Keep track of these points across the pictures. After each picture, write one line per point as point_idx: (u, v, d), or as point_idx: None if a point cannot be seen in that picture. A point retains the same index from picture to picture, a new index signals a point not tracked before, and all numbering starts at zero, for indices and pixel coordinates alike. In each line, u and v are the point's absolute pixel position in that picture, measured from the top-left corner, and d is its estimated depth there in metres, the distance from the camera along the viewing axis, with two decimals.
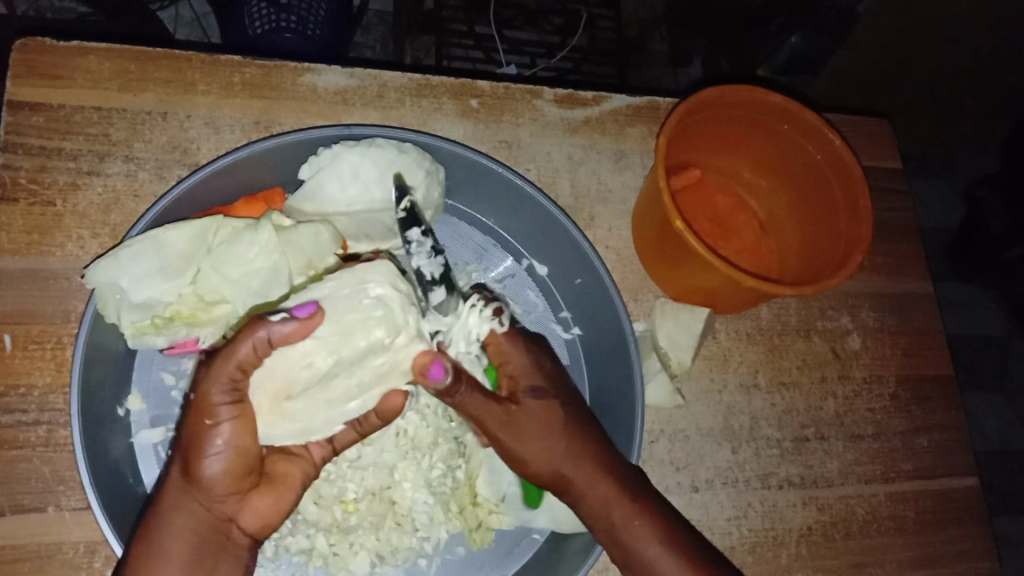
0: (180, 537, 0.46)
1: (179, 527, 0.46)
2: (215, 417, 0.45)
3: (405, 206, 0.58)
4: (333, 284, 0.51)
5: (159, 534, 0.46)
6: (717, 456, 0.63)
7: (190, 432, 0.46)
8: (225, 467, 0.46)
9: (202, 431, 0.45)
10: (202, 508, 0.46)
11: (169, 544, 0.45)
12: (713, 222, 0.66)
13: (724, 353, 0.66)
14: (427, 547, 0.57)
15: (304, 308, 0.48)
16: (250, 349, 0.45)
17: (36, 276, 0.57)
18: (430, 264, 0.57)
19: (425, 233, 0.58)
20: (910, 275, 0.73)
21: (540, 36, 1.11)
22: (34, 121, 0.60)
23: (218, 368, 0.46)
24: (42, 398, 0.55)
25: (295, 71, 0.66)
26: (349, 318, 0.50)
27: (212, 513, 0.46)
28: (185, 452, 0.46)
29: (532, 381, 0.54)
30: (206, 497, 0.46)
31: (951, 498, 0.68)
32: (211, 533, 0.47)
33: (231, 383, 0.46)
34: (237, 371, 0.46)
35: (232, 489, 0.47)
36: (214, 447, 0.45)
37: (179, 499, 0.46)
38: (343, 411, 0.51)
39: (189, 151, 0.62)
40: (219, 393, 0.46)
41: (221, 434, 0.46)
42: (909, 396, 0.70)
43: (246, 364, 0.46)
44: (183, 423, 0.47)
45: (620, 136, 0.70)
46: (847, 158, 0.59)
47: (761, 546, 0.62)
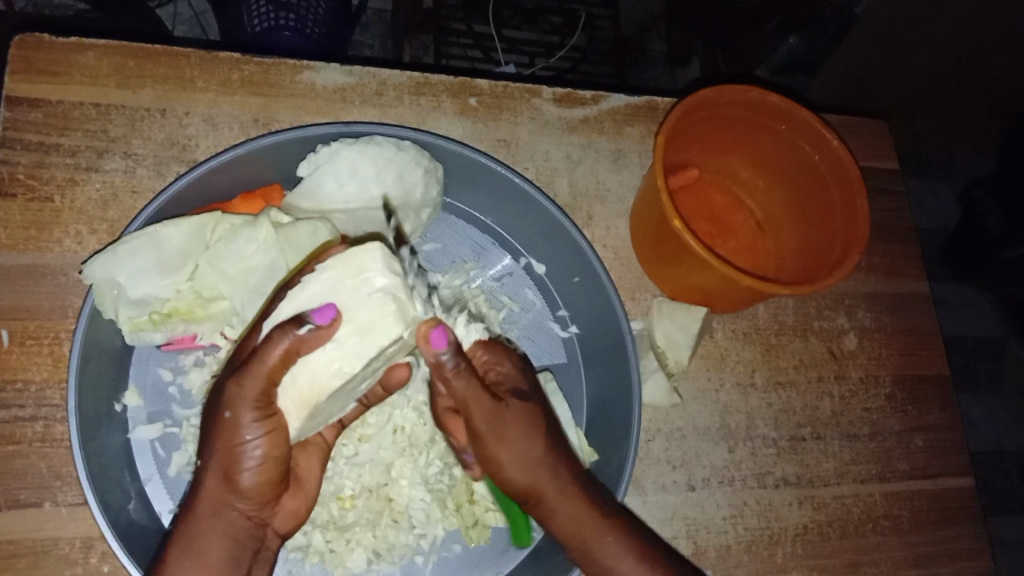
0: (220, 545, 0.47)
1: (219, 535, 0.47)
2: (252, 433, 0.46)
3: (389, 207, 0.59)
4: (328, 276, 0.48)
5: (196, 543, 0.47)
6: (714, 455, 0.64)
7: (225, 446, 0.46)
8: (262, 476, 0.48)
9: (241, 445, 0.46)
10: (238, 515, 0.48)
11: (209, 554, 0.47)
12: (710, 221, 0.66)
13: (722, 352, 0.67)
14: (423, 544, 0.57)
15: (326, 313, 0.46)
16: (277, 357, 0.45)
17: (33, 271, 0.57)
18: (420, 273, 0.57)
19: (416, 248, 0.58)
20: (907, 276, 0.74)
21: (539, 35, 1.11)
22: (32, 117, 0.60)
23: (251, 384, 0.45)
24: (39, 393, 0.55)
25: (294, 68, 0.66)
26: (361, 317, 0.48)
27: (249, 520, 0.48)
28: (221, 465, 0.47)
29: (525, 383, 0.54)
30: (244, 504, 0.48)
31: (946, 497, 0.68)
32: (249, 538, 0.48)
33: (263, 397, 0.46)
34: (268, 385, 0.46)
35: (267, 496, 0.49)
36: (253, 460, 0.47)
37: (217, 506, 0.47)
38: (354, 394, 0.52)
39: (188, 148, 0.62)
40: (254, 410, 0.46)
41: (260, 449, 0.47)
42: (905, 397, 0.70)
43: (274, 373, 0.45)
44: (209, 436, 0.47)
45: (619, 135, 0.71)
46: (844, 158, 0.59)
47: (757, 545, 0.62)
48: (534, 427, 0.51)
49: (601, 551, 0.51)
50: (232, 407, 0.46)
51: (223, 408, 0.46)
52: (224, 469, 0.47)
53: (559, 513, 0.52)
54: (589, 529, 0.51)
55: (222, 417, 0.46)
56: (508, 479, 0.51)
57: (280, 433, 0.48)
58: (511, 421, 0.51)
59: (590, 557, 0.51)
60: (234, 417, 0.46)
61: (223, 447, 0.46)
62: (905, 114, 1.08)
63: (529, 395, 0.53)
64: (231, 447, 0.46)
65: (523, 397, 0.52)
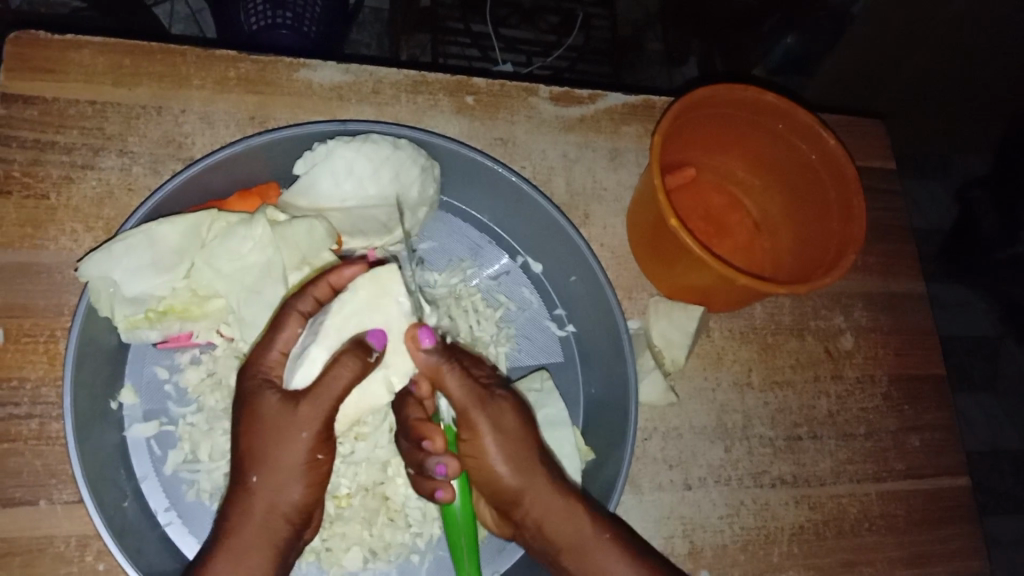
0: (263, 558, 0.47)
1: (263, 549, 0.47)
2: (310, 451, 0.47)
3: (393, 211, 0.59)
4: (363, 298, 0.52)
5: (241, 555, 0.47)
6: (710, 454, 0.64)
7: (285, 464, 0.47)
8: (311, 491, 0.48)
9: (300, 460, 0.47)
10: (282, 527, 0.48)
11: (254, 563, 0.47)
12: (707, 220, 0.66)
13: (718, 352, 0.67)
14: (420, 543, 0.57)
15: (379, 338, 0.51)
16: (351, 382, 0.48)
17: (28, 269, 0.57)
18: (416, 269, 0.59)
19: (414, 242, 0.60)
20: (903, 275, 0.74)
21: (535, 35, 1.11)
22: (28, 114, 0.60)
23: (322, 407, 0.47)
24: (35, 391, 0.55)
25: (291, 66, 0.65)
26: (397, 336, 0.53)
27: (291, 531, 0.49)
28: (275, 480, 0.47)
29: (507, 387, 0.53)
30: (291, 516, 0.48)
31: (942, 497, 0.68)
32: (287, 550, 0.49)
33: (327, 418, 0.47)
34: (334, 404, 0.47)
35: (309, 508, 0.49)
36: (305, 475, 0.48)
37: (266, 522, 0.47)
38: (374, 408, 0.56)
39: (184, 146, 0.62)
40: (319, 428, 0.47)
41: (312, 464, 0.48)
42: (901, 396, 0.70)
43: (342, 395, 0.48)
44: (256, 450, 0.47)
45: (616, 134, 0.71)
46: (840, 157, 0.59)
47: (753, 544, 0.62)
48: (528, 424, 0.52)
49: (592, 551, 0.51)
50: (303, 426, 0.47)
51: (286, 424, 0.47)
52: (277, 482, 0.47)
53: (546, 517, 0.51)
54: (587, 531, 0.51)
55: (289, 435, 0.46)
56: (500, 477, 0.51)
57: (328, 448, 0.49)
58: (504, 412, 0.51)
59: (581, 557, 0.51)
60: (305, 438, 0.47)
61: (281, 464, 0.47)
62: (901, 113, 1.09)
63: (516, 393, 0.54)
64: (292, 466, 0.47)
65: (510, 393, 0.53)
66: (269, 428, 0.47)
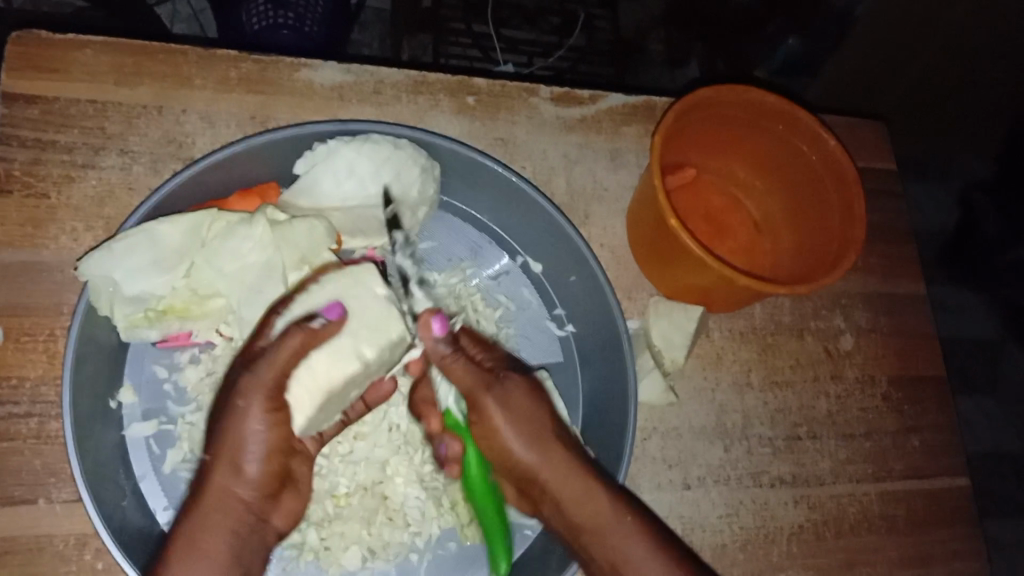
0: (221, 537, 0.50)
1: (222, 528, 0.50)
2: (261, 424, 0.50)
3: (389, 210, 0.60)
4: (336, 284, 0.52)
5: (201, 534, 0.50)
6: (710, 454, 0.64)
7: (233, 439, 0.50)
8: (266, 470, 0.51)
9: (251, 434, 0.50)
10: (242, 506, 0.51)
11: (207, 541, 0.50)
12: (707, 221, 0.66)
13: (718, 352, 0.67)
14: (419, 542, 0.57)
15: (335, 309, 0.51)
16: (292, 350, 0.49)
17: (29, 268, 0.57)
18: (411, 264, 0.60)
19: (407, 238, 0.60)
20: (903, 276, 0.74)
21: (537, 35, 1.11)
22: (29, 114, 0.60)
23: (264, 375, 0.49)
24: (35, 389, 0.55)
25: (292, 66, 0.66)
26: (368, 314, 0.52)
27: (251, 511, 0.51)
28: (226, 456, 0.50)
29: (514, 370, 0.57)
30: (246, 493, 0.51)
31: (942, 497, 0.68)
32: (249, 531, 0.51)
33: (273, 390, 0.50)
34: (279, 375, 0.50)
35: (269, 488, 0.52)
36: (259, 451, 0.51)
37: (222, 501, 0.51)
38: (346, 400, 0.54)
39: (185, 145, 0.62)
40: (263, 400, 0.50)
41: (266, 441, 0.51)
42: (901, 397, 0.70)
43: (285, 365, 0.49)
44: (218, 429, 0.51)
45: (616, 134, 0.71)
46: (840, 158, 0.59)
47: (752, 544, 0.62)
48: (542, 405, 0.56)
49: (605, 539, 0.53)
50: (244, 400, 0.50)
51: (236, 399, 0.50)
52: (230, 458, 0.50)
53: (562, 498, 0.54)
54: (607, 509, 0.53)
55: (233, 409, 0.50)
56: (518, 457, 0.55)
57: (286, 427, 0.52)
58: (512, 393, 0.55)
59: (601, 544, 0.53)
60: (246, 411, 0.50)
61: (233, 439, 0.50)
62: (903, 114, 1.09)
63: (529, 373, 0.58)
64: (241, 442, 0.50)
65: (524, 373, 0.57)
66: (226, 407, 0.51)
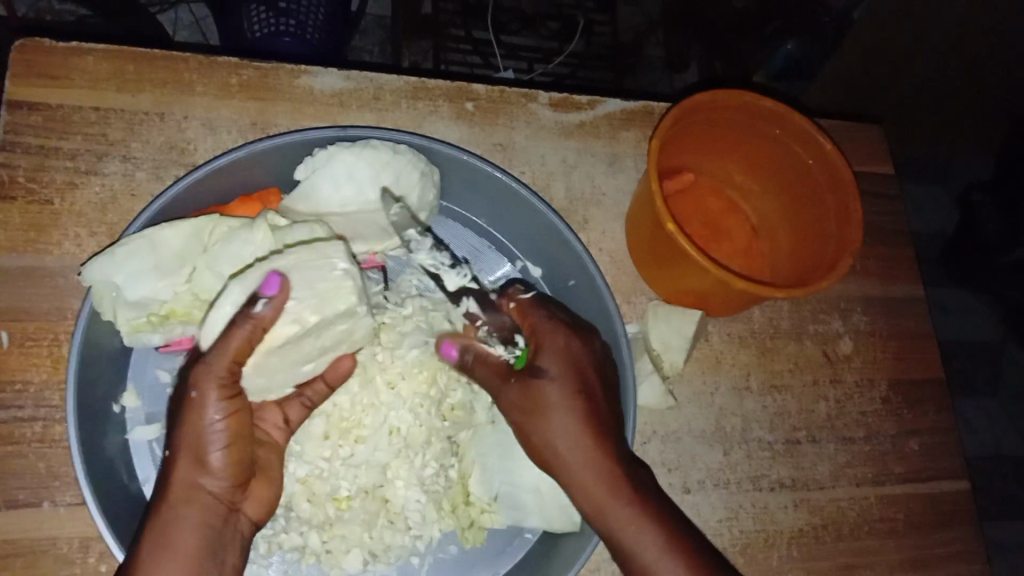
0: (194, 531, 0.47)
1: (194, 522, 0.47)
2: (218, 411, 0.48)
3: (398, 209, 0.60)
4: (293, 258, 0.52)
5: (172, 530, 0.46)
6: (709, 457, 0.64)
7: (186, 427, 0.47)
8: (233, 460, 0.49)
9: (210, 424, 0.47)
10: (212, 498, 0.48)
11: (179, 539, 0.46)
12: (706, 225, 0.67)
13: (717, 356, 0.67)
14: (419, 545, 0.58)
15: (273, 283, 0.50)
16: (243, 341, 0.48)
17: (32, 273, 0.58)
18: (431, 257, 0.60)
19: (423, 233, 0.61)
20: (901, 280, 0.74)
21: (537, 41, 1.11)
22: (32, 121, 0.60)
23: (215, 362, 0.48)
24: (38, 394, 0.56)
25: (292, 73, 0.66)
26: (320, 289, 0.52)
27: (222, 502, 0.49)
28: (189, 447, 0.47)
29: (558, 359, 0.53)
30: (215, 485, 0.48)
31: (941, 500, 0.68)
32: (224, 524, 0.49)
33: (226, 373, 0.48)
34: (233, 363, 0.48)
35: (239, 478, 0.49)
36: (221, 440, 0.48)
37: (187, 496, 0.47)
38: (296, 372, 0.54)
39: (187, 151, 0.63)
40: (219, 388, 0.48)
41: (226, 429, 0.48)
42: (900, 400, 0.70)
43: (239, 354, 0.48)
44: (178, 420, 0.48)
45: (614, 139, 0.71)
46: (837, 162, 0.60)
47: (752, 547, 0.63)
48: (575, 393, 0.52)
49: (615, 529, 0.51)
50: (198, 388, 0.47)
51: (191, 390, 0.48)
52: (194, 449, 0.47)
53: (582, 491, 0.52)
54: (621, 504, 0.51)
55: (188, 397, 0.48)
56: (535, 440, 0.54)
57: (242, 415, 0.49)
58: (541, 390, 0.53)
59: (615, 535, 0.51)
60: (198, 398, 0.47)
61: (191, 431, 0.47)
62: (900, 118, 1.09)
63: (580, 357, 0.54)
64: (201, 429, 0.47)
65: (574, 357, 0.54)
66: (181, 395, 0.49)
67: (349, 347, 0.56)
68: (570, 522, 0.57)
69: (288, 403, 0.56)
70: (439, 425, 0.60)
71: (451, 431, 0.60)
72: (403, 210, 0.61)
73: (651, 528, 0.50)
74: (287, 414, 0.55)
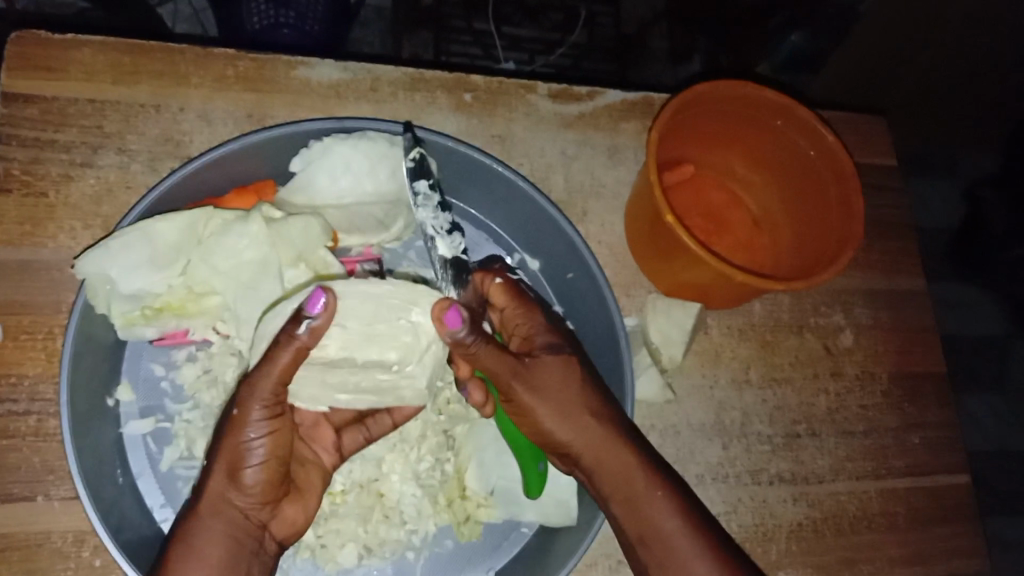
0: (219, 543, 0.47)
1: (219, 536, 0.47)
2: (258, 431, 0.48)
3: (413, 156, 0.58)
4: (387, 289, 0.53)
5: (197, 541, 0.47)
6: (708, 451, 0.63)
7: (226, 443, 0.48)
8: (267, 479, 0.49)
9: (248, 442, 0.48)
10: (240, 512, 0.48)
11: (205, 551, 0.47)
12: (707, 217, 0.66)
13: (717, 349, 0.66)
14: (415, 539, 0.57)
15: (318, 300, 0.46)
16: (290, 360, 0.46)
17: (27, 266, 0.58)
18: (434, 218, 0.59)
19: (432, 187, 0.58)
20: (904, 272, 0.73)
21: (539, 32, 1.10)
22: (28, 113, 0.60)
23: (261, 383, 0.47)
24: (33, 387, 0.56)
25: (289, 64, 0.66)
26: (378, 329, 0.53)
27: (249, 518, 0.49)
28: (225, 464, 0.48)
29: (552, 335, 0.55)
30: (246, 500, 0.48)
31: (943, 495, 0.67)
32: (248, 540, 0.49)
33: (271, 396, 0.48)
34: (278, 385, 0.47)
35: (270, 496, 0.49)
36: (258, 458, 0.48)
37: (220, 509, 0.48)
38: (333, 400, 0.54)
39: (182, 144, 0.62)
40: (263, 409, 0.48)
41: (264, 448, 0.48)
42: (902, 394, 0.69)
43: (285, 374, 0.47)
44: (218, 434, 0.49)
45: (614, 131, 0.70)
46: (839, 154, 0.59)
47: (751, 542, 0.62)
48: (568, 371, 0.53)
49: (638, 504, 0.52)
50: (240, 406, 0.48)
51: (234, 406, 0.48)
52: (229, 464, 0.48)
53: (598, 471, 0.53)
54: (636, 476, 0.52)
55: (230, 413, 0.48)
56: (546, 425, 0.53)
57: (283, 435, 0.49)
58: (547, 371, 0.53)
59: (636, 509, 0.52)
60: (240, 415, 0.48)
61: (229, 447, 0.47)
62: (907, 109, 1.08)
63: (561, 346, 0.54)
64: (238, 446, 0.48)
65: (557, 350, 0.54)
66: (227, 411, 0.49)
67: (394, 401, 0.56)
68: (567, 517, 0.58)
69: (347, 429, 0.57)
70: (436, 419, 0.60)
71: (448, 424, 0.60)
72: (418, 159, 0.58)
73: (670, 504, 0.51)
74: (341, 440, 0.57)
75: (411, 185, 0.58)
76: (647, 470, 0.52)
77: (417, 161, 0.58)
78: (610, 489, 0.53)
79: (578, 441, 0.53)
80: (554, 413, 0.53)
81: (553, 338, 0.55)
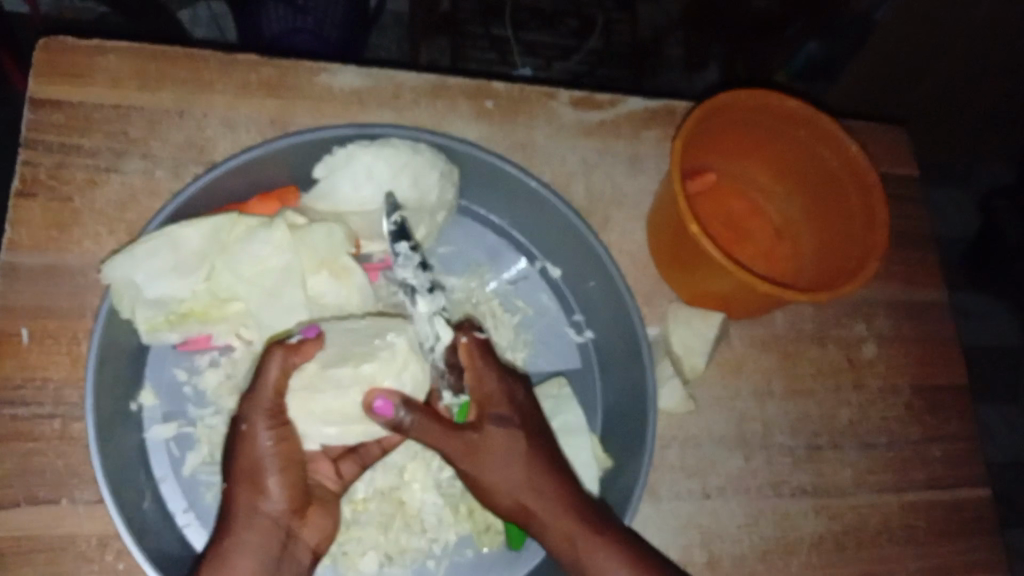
0: (252, 553, 0.49)
1: (253, 547, 0.49)
2: (269, 438, 0.50)
3: (395, 219, 0.59)
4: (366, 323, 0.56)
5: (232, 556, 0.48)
6: (730, 463, 0.63)
7: (241, 456, 0.50)
8: (287, 484, 0.51)
9: (263, 450, 0.50)
10: (270, 522, 0.50)
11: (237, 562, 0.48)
12: (728, 227, 0.66)
13: (738, 360, 0.66)
14: (436, 548, 0.57)
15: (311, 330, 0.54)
16: (277, 373, 0.50)
17: (53, 270, 0.58)
18: (416, 277, 0.58)
19: (414, 248, 0.59)
20: (925, 284, 0.72)
21: (556, 39, 1.10)
22: (54, 119, 0.61)
23: (258, 395, 0.50)
24: (57, 391, 0.56)
25: (311, 71, 0.66)
26: (354, 350, 0.54)
27: (281, 526, 0.50)
28: (245, 475, 0.50)
29: (506, 406, 0.53)
30: (274, 507, 0.50)
31: (964, 508, 0.67)
32: (282, 548, 0.50)
33: (269, 409, 0.51)
34: (274, 394, 0.51)
35: (296, 501, 0.51)
36: (275, 465, 0.51)
37: (253, 523, 0.49)
38: (321, 435, 0.53)
39: (206, 150, 0.62)
40: (267, 418, 0.50)
41: (277, 454, 0.51)
42: (923, 406, 0.69)
43: (279, 384, 0.51)
44: (229, 453, 0.51)
45: (635, 139, 0.70)
46: (864, 165, 0.58)
47: (773, 554, 0.62)
48: (514, 444, 0.52)
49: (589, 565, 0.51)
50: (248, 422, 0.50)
51: (240, 422, 0.51)
52: (247, 476, 0.50)
53: (542, 528, 0.52)
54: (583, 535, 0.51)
55: (237, 431, 0.50)
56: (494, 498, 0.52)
57: (291, 442, 0.52)
58: (492, 447, 0.52)
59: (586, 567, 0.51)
60: (249, 430, 0.50)
61: (246, 458, 0.50)
62: (925, 118, 1.07)
63: (515, 418, 0.53)
64: (256, 457, 0.50)
65: (506, 423, 0.52)
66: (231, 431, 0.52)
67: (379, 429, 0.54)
68: None
69: (343, 459, 0.56)
70: None
71: None
72: (400, 222, 0.59)
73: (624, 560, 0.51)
74: (339, 469, 0.55)
75: (393, 249, 0.59)
76: (589, 529, 0.52)
77: (399, 223, 0.59)
78: (560, 551, 0.52)
79: (517, 510, 0.52)
80: (497, 484, 0.52)
81: (504, 407, 0.53)
